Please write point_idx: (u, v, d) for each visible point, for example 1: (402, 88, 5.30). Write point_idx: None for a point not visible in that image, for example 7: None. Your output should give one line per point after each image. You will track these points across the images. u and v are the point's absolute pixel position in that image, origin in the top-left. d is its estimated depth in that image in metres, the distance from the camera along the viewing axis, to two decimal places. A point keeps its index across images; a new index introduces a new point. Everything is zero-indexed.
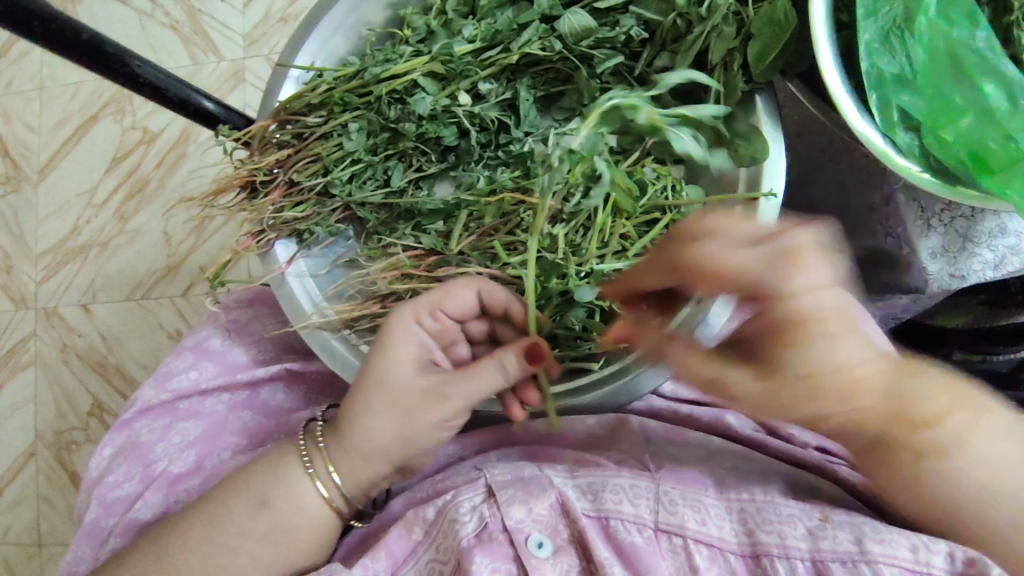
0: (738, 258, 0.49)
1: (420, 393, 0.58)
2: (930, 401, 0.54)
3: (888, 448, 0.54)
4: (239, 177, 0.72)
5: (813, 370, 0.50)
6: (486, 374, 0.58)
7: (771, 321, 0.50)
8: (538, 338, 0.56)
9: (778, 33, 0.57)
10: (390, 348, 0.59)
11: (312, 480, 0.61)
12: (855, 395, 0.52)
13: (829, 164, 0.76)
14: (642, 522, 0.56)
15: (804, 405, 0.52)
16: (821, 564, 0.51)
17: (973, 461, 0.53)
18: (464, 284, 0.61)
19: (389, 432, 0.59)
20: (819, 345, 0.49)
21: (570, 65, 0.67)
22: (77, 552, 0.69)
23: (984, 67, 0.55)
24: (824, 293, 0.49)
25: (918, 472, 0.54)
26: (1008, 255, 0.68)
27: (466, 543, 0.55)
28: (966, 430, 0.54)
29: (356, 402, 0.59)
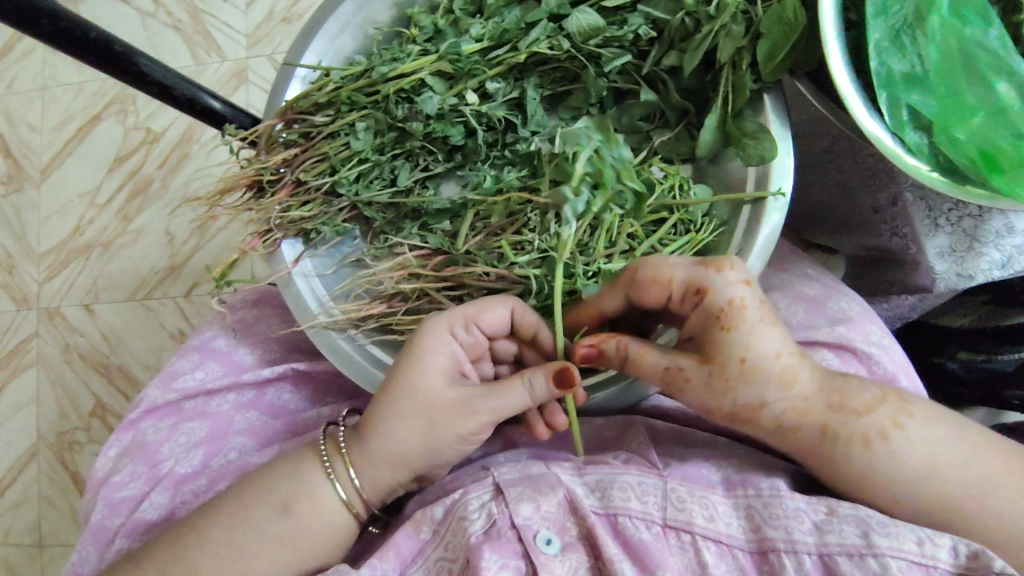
0: (668, 270, 0.55)
1: (449, 406, 0.58)
2: (859, 396, 0.55)
3: (819, 446, 0.55)
4: (246, 177, 0.72)
5: (747, 354, 0.53)
6: (515, 391, 0.57)
7: (710, 311, 0.53)
8: (570, 366, 0.54)
9: (788, 32, 0.57)
10: (423, 356, 0.59)
11: (331, 481, 0.61)
12: (782, 388, 0.54)
13: (832, 168, 0.75)
14: (650, 518, 0.55)
15: (735, 391, 0.54)
16: (827, 558, 0.51)
17: (909, 445, 0.54)
18: (498, 300, 0.60)
19: (415, 441, 0.59)
20: (745, 334, 0.53)
21: (578, 64, 0.67)
22: (83, 551, 0.69)
23: (997, 65, 0.54)
24: (746, 288, 0.53)
25: (855, 463, 0.54)
26: (1014, 254, 0.69)
27: (475, 539, 0.55)
28: (895, 418, 0.54)
29: (383, 407, 0.59)
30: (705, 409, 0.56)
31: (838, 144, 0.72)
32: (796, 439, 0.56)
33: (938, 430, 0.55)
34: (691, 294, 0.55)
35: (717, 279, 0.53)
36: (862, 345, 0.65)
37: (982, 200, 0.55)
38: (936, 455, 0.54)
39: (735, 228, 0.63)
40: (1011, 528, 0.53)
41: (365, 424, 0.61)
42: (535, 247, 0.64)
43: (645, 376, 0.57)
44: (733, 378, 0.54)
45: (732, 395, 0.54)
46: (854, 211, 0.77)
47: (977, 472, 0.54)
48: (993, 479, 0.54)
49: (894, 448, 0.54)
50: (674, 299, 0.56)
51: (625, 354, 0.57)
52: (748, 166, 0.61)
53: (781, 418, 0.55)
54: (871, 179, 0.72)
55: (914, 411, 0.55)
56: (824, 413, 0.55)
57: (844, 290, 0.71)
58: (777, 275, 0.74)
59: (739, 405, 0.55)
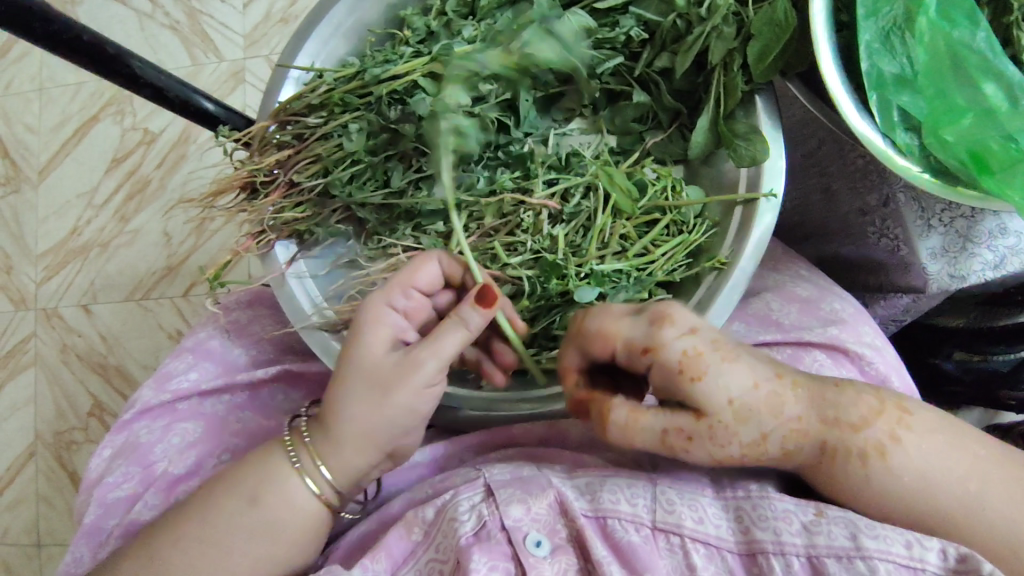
0: (614, 330, 0.55)
1: (392, 368, 0.57)
2: (853, 407, 0.54)
3: (818, 464, 0.54)
4: (240, 178, 0.72)
5: (732, 396, 0.52)
6: (446, 329, 0.56)
7: (670, 370, 0.53)
8: (489, 282, 0.55)
9: (778, 33, 0.57)
10: (363, 329, 0.59)
11: (301, 476, 0.60)
12: (774, 416, 0.53)
13: (814, 172, 0.76)
14: (639, 521, 0.55)
15: (737, 433, 0.53)
16: (817, 560, 0.51)
17: (908, 459, 0.53)
18: (425, 257, 0.62)
19: (372, 413, 0.57)
20: (715, 379, 0.52)
21: (570, 65, 0.67)
22: (77, 552, 0.69)
23: (986, 68, 0.55)
24: (694, 336, 0.53)
25: (855, 481, 0.53)
26: (1009, 254, 0.71)
27: (464, 541, 0.56)
28: (892, 431, 0.53)
29: (337, 392, 0.58)
30: (718, 461, 0.55)
31: (826, 147, 0.74)
32: (797, 459, 0.55)
33: (937, 442, 0.53)
34: (641, 354, 0.54)
35: (665, 335, 0.53)
36: (855, 346, 0.66)
37: (971, 201, 0.55)
38: (933, 465, 0.53)
39: (728, 229, 0.63)
40: (1009, 534, 0.52)
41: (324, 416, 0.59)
42: (527, 248, 0.65)
43: (644, 440, 0.55)
44: (731, 423, 0.53)
45: (733, 441, 0.53)
46: (835, 212, 0.77)
47: (974, 487, 0.53)
48: (988, 487, 0.53)
49: (893, 463, 0.52)
50: (621, 357, 0.56)
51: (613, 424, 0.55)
52: (740, 167, 0.61)
53: (781, 444, 0.54)
54: (860, 180, 0.72)
55: (912, 422, 0.54)
56: (819, 430, 0.53)
57: (838, 291, 0.71)
58: (771, 276, 0.73)
59: (745, 446, 0.54)
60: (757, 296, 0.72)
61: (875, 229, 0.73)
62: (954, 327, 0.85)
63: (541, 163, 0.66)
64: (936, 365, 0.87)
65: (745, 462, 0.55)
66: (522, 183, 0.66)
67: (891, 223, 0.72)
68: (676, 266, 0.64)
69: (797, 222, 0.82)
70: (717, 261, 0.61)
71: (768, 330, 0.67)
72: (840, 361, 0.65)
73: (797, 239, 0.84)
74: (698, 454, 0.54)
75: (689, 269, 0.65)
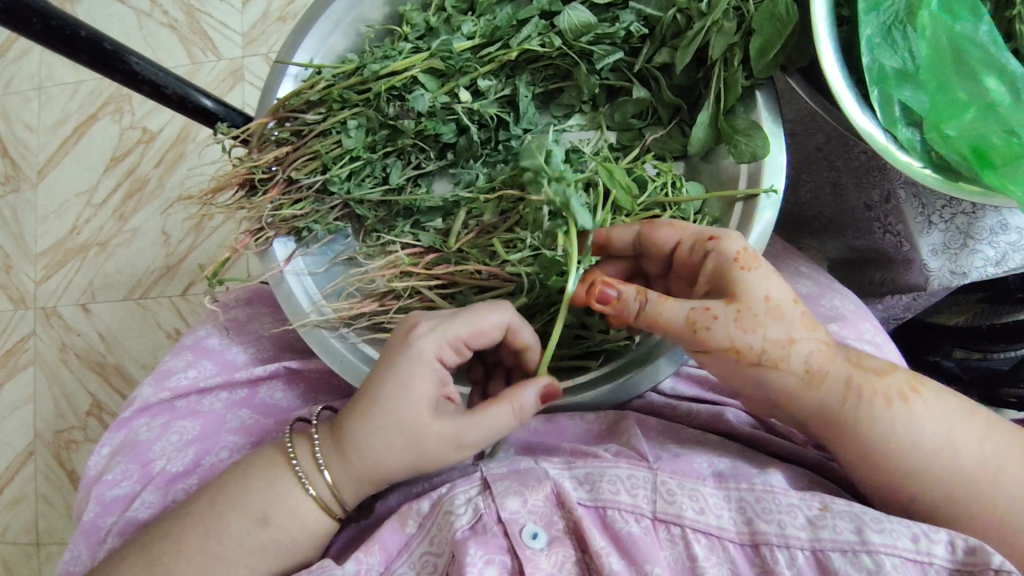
0: (684, 223, 0.57)
1: (437, 442, 0.57)
2: (871, 359, 0.57)
3: (843, 403, 0.55)
4: (238, 175, 0.71)
5: (771, 293, 0.53)
6: (500, 418, 0.57)
7: (730, 251, 0.54)
8: (555, 383, 0.57)
9: (779, 27, 0.57)
10: (411, 385, 0.57)
11: (304, 486, 0.60)
12: (806, 330, 0.55)
13: (824, 164, 0.75)
14: (639, 512, 0.55)
15: (763, 326, 0.53)
16: (821, 553, 0.51)
17: (927, 407, 0.55)
18: (491, 320, 0.58)
19: (401, 465, 0.58)
20: (766, 276, 0.54)
21: (570, 61, 0.67)
22: (75, 551, 0.69)
23: (989, 62, 0.54)
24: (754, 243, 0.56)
25: (880, 421, 0.54)
26: (1008, 252, 0.69)
27: (460, 534, 0.55)
28: (911, 382, 0.56)
29: (367, 430, 0.57)
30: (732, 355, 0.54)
31: (832, 140, 0.72)
32: (823, 395, 0.55)
33: (948, 416, 0.55)
34: (702, 243, 0.56)
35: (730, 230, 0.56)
36: (856, 342, 0.65)
37: (971, 196, 0.55)
38: (951, 426, 0.55)
39: (729, 223, 0.62)
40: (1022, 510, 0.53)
41: (343, 441, 0.58)
42: (527, 245, 0.64)
43: (667, 322, 0.54)
44: (761, 314, 0.53)
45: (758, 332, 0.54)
46: (844, 209, 0.76)
47: (991, 449, 0.54)
48: (1000, 464, 0.54)
49: (914, 409, 0.55)
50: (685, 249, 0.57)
51: (643, 301, 0.54)
52: (741, 163, 0.61)
53: (807, 362, 0.55)
54: (865, 177, 0.72)
55: (926, 382, 0.57)
56: (846, 367, 0.55)
57: (838, 287, 0.72)
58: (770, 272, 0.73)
59: (767, 343, 0.54)
60: None
61: (879, 223, 0.73)
62: (949, 325, 0.87)
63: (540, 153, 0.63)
64: (936, 363, 0.88)
65: (758, 365, 0.55)
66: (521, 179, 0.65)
67: (891, 219, 0.72)
68: None
69: (813, 215, 0.81)
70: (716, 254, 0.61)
71: None
72: None
73: (799, 237, 0.85)
74: (716, 337, 0.54)
75: None
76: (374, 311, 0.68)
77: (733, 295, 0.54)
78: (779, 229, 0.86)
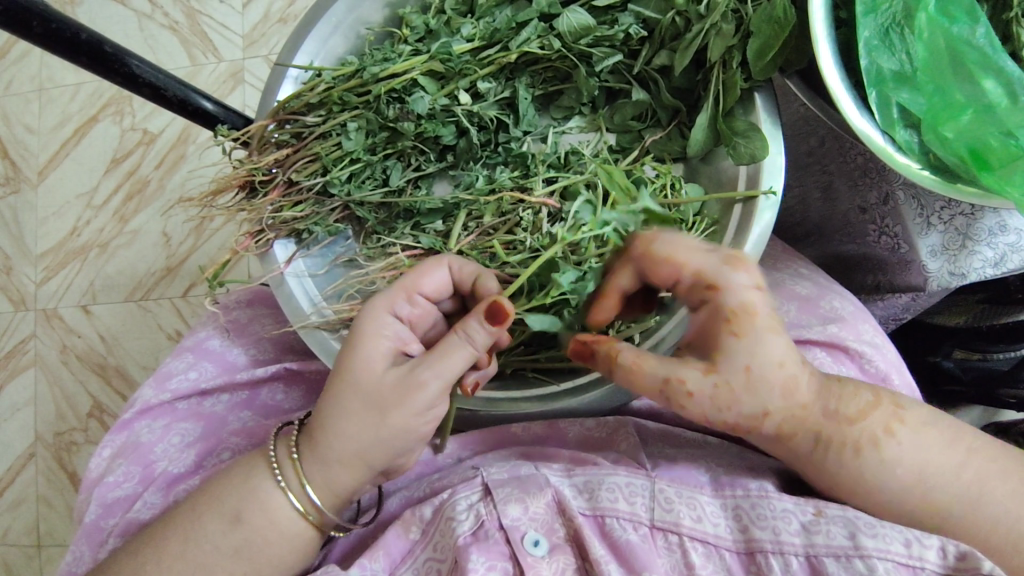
0: (683, 259, 0.53)
1: (391, 389, 0.54)
2: (851, 401, 0.55)
3: (812, 454, 0.56)
4: (238, 177, 0.72)
5: (751, 363, 0.51)
6: (450, 346, 0.53)
7: (722, 310, 0.51)
8: (501, 296, 0.50)
9: (778, 31, 0.57)
10: (361, 343, 0.56)
11: (285, 493, 0.60)
12: (784, 395, 0.53)
13: (816, 169, 0.76)
14: (637, 520, 0.55)
15: (740, 401, 0.52)
16: (815, 559, 0.51)
17: (903, 451, 0.54)
18: (433, 261, 0.58)
19: (366, 431, 0.56)
20: (753, 342, 0.51)
21: (569, 63, 0.67)
22: (78, 551, 0.69)
23: (985, 63, 0.54)
24: (759, 293, 0.51)
25: (847, 469, 0.55)
26: (1007, 252, 0.69)
27: (462, 540, 0.55)
28: (888, 424, 0.55)
29: (335, 401, 0.56)
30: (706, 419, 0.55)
31: (827, 144, 0.74)
32: (792, 446, 0.56)
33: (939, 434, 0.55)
34: (700, 289, 0.52)
35: (729, 279, 0.51)
36: (855, 344, 0.66)
37: (971, 199, 0.55)
38: (928, 460, 0.55)
39: (728, 226, 0.62)
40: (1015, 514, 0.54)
41: (317, 436, 0.58)
42: (527, 246, 0.63)
43: (644, 385, 0.54)
44: (738, 388, 0.52)
45: (738, 405, 0.53)
46: (835, 212, 0.77)
47: (976, 472, 0.55)
48: (990, 473, 0.55)
49: (886, 454, 0.54)
50: (682, 286, 0.54)
51: (614, 363, 0.54)
52: (740, 165, 0.61)
53: (781, 426, 0.55)
54: (860, 178, 0.72)
55: (906, 417, 0.56)
56: (818, 420, 0.55)
57: (838, 289, 0.72)
58: (769, 274, 0.74)
59: (741, 417, 0.54)
60: None
61: (876, 224, 0.74)
62: (949, 326, 0.88)
63: (542, 162, 0.66)
64: (935, 363, 0.89)
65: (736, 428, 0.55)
66: (521, 182, 0.66)
67: (888, 222, 0.72)
68: None
69: (798, 220, 0.82)
70: None
71: None
72: (841, 357, 0.66)
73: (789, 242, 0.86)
74: (690, 406, 0.53)
75: None
76: None
77: (713, 365, 0.52)
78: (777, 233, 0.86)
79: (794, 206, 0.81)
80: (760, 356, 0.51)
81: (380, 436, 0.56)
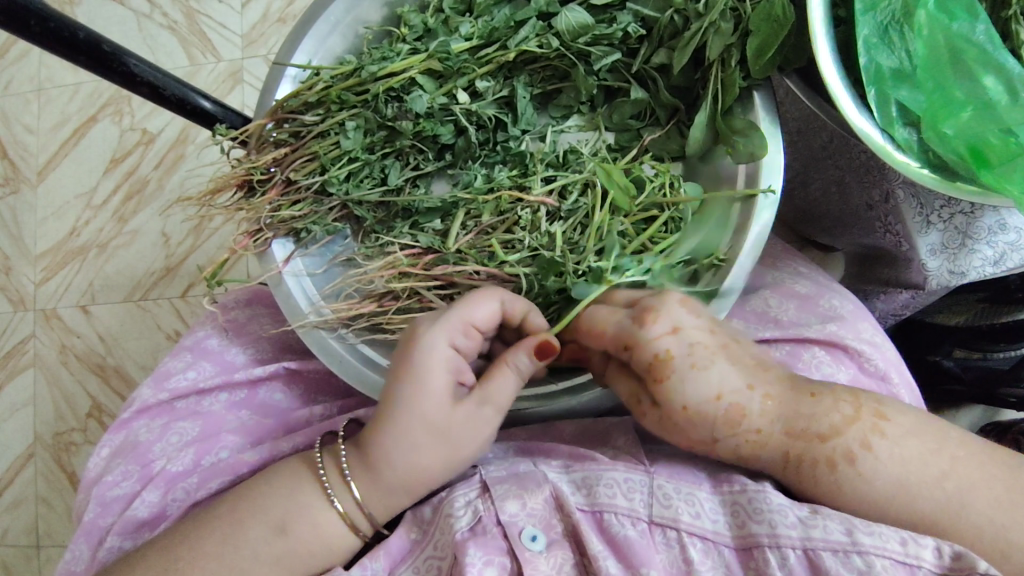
0: (602, 323, 0.58)
1: (462, 424, 0.57)
2: (823, 418, 0.55)
3: (784, 469, 0.56)
4: (237, 177, 0.72)
5: (687, 402, 0.55)
6: (508, 379, 0.58)
7: (642, 362, 0.56)
8: (552, 336, 0.55)
9: (777, 29, 0.57)
10: (426, 380, 0.56)
11: (330, 499, 0.60)
12: (732, 427, 0.55)
13: (829, 164, 0.76)
14: (636, 515, 0.55)
15: (685, 430, 0.57)
16: (813, 552, 0.51)
17: (878, 464, 0.54)
18: (488, 294, 0.58)
19: (436, 463, 0.58)
20: (680, 383, 0.55)
21: (567, 62, 0.67)
22: (76, 551, 0.69)
23: (985, 61, 0.54)
24: (673, 338, 0.55)
25: (821, 484, 0.55)
26: (1007, 252, 0.69)
27: (459, 536, 0.55)
28: (865, 438, 0.54)
29: (400, 436, 0.57)
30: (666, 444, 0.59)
31: (835, 141, 0.73)
32: (761, 462, 0.57)
33: (922, 440, 0.55)
34: (622, 347, 0.57)
35: (643, 334, 0.56)
36: (855, 343, 0.66)
37: (968, 195, 0.55)
38: (908, 471, 0.54)
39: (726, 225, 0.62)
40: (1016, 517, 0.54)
41: (377, 467, 0.58)
42: (525, 245, 0.64)
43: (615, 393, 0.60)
44: (680, 422, 0.56)
45: (684, 434, 0.57)
46: (850, 207, 0.77)
47: (969, 470, 0.55)
48: (989, 475, 0.55)
49: (862, 470, 0.54)
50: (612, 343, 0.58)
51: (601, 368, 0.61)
52: (738, 164, 0.61)
53: (739, 450, 0.57)
54: (865, 176, 0.72)
55: (887, 429, 0.55)
56: (784, 442, 0.55)
57: (837, 288, 0.72)
58: (769, 273, 0.73)
59: (692, 442, 0.57)
60: (755, 292, 0.72)
61: (881, 222, 0.74)
62: (949, 326, 0.88)
63: (540, 161, 0.66)
64: (936, 363, 0.89)
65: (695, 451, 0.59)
66: (520, 180, 0.65)
67: (890, 220, 0.72)
68: (675, 262, 0.63)
69: (821, 212, 0.82)
70: (715, 257, 0.61)
71: (766, 326, 0.68)
72: (842, 358, 0.66)
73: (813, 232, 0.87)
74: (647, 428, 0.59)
75: (687, 265, 0.64)
76: (372, 313, 0.68)
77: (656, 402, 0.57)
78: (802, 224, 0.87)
79: (820, 197, 0.81)
80: (686, 393, 0.55)
81: (443, 465, 0.58)
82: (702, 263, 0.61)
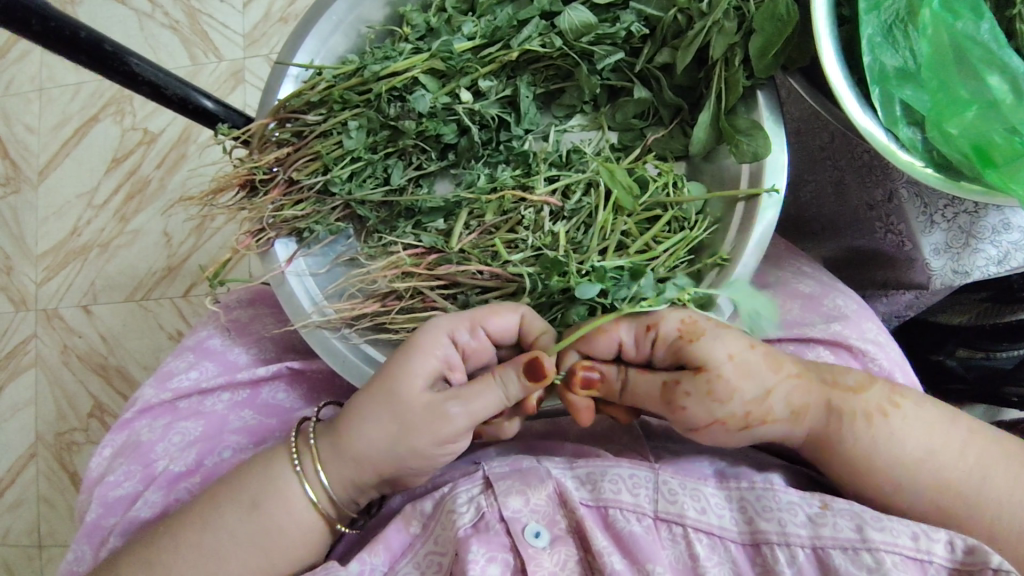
0: (611, 327, 0.56)
1: (422, 413, 0.56)
2: (846, 376, 0.57)
3: (826, 429, 0.56)
4: (238, 176, 0.72)
5: (730, 350, 0.53)
6: (486, 386, 0.55)
7: (670, 335, 0.54)
8: (541, 354, 0.52)
9: (781, 28, 0.57)
10: (409, 356, 0.57)
11: (301, 480, 0.60)
12: (775, 372, 0.55)
13: (827, 163, 0.75)
14: (641, 511, 0.55)
15: (739, 387, 0.53)
16: (822, 551, 0.51)
17: (908, 419, 0.55)
18: (509, 306, 0.58)
19: (384, 444, 0.57)
20: (715, 335, 0.54)
21: (570, 61, 0.67)
22: (78, 551, 0.69)
23: (990, 60, 0.54)
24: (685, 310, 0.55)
25: (870, 436, 0.55)
26: (1011, 250, 0.69)
27: (463, 532, 0.55)
28: (889, 396, 0.56)
29: (366, 400, 0.58)
30: (717, 425, 0.54)
31: (836, 140, 0.73)
32: (805, 424, 0.56)
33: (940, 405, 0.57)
34: (642, 336, 0.55)
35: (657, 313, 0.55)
36: (858, 343, 0.66)
37: (975, 196, 0.55)
38: (934, 430, 0.55)
39: (729, 224, 0.62)
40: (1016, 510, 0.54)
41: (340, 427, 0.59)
42: (528, 245, 0.63)
43: (644, 403, 0.56)
44: (734, 377, 0.53)
45: (738, 395, 0.53)
46: (846, 208, 0.76)
47: (973, 461, 0.55)
48: (993, 467, 0.55)
49: (895, 422, 0.55)
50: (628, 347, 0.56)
51: (624, 377, 0.56)
52: (742, 163, 0.61)
53: (789, 402, 0.55)
54: (867, 175, 0.72)
55: (907, 389, 0.57)
56: (823, 393, 0.56)
57: (840, 287, 0.71)
58: (772, 272, 0.73)
59: (749, 402, 0.54)
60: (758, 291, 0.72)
61: (882, 223, 0.73)
62: (954, 325, 0.87)
63: (543, 160, 0.66)
64: (940, 362, 0.89)
65: (748, 428, 0.55)
66: (523, 180, 0.65)
67: (892, 220, 0.72)
68: (678, 263, 0.62)
69: (810, 217, 0.82)
70: (718, 257, 0.60)
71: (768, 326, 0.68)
72: (845, 357, 0.66)
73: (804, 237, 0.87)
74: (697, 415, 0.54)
75: (690, 265, 0.64)
76: (374, 313, 0.67)
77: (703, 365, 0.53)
78: (788, 232, 0.86)
79: (811, 199, 0.80)
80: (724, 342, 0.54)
81: (393, 450, 0.57)
82: (705, 262, 0.61)
